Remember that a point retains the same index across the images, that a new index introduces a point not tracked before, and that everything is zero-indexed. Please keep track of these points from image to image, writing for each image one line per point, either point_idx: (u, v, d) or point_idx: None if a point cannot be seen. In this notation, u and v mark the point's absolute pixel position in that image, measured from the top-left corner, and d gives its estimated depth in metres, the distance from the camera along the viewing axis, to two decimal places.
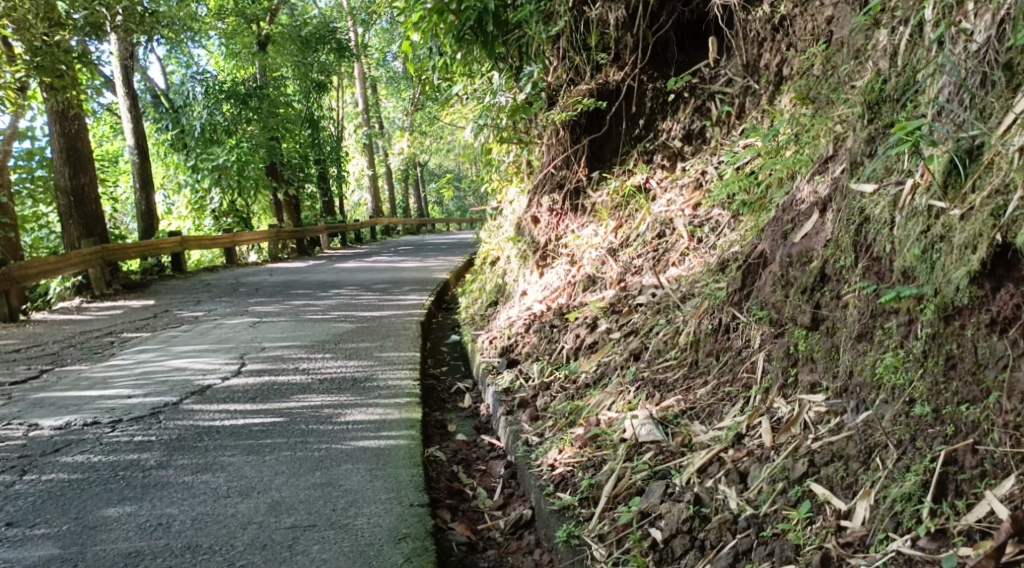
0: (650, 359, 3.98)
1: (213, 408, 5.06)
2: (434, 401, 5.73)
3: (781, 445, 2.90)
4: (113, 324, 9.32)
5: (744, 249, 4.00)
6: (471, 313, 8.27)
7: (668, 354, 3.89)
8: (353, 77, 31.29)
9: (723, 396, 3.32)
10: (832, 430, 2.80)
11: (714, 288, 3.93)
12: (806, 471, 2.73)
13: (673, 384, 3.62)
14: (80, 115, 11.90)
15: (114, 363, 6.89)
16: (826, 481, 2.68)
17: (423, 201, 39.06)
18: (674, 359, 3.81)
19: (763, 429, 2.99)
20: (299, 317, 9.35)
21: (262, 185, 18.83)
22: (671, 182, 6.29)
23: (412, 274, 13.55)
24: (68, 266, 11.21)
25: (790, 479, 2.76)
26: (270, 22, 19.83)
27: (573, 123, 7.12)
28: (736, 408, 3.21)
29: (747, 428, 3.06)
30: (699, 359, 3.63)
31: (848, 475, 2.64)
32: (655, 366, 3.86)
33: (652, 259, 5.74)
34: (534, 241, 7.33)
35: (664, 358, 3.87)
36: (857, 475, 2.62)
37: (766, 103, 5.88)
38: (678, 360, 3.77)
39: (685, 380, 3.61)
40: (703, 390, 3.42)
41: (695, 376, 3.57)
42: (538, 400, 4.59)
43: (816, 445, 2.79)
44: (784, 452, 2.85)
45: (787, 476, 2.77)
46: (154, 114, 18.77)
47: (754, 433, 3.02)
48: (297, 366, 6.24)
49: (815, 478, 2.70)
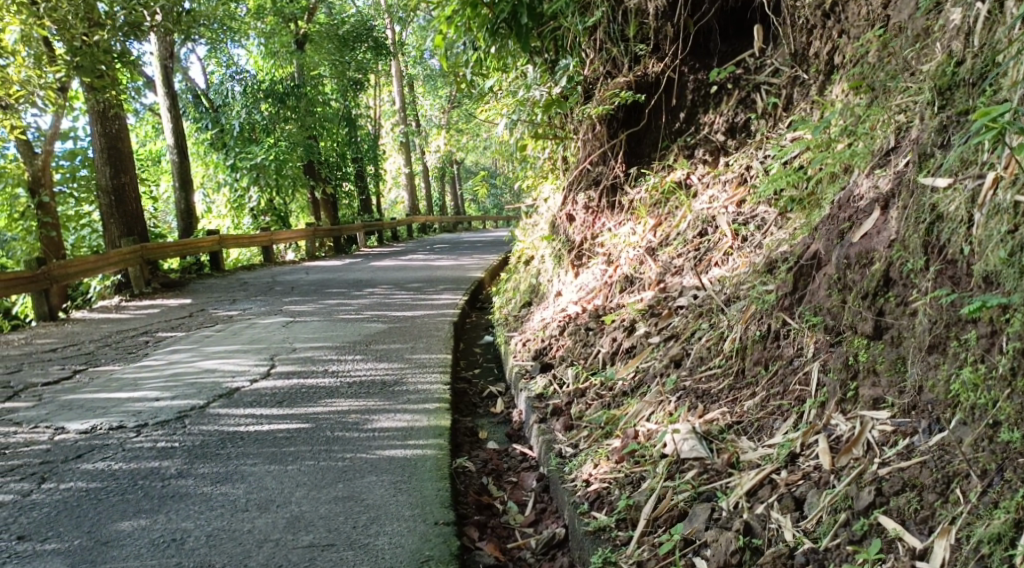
0: (692, 367, 3.74)
1: (240, 412, 4.91)
2: (465, 406, 5.53)
3: (841, 469, 2.64)
4: (148, 323, 9.26)
5: (794, 249, 3.73)
6: (504, 314, 8.07)
7: (711, 362, 3.64)
8: (390, 76, 31.31)
9: (773, 410, 3.07)
10: (899, 454, 2.54)
11: (761, 292, 3.66)
12: (873, 501, 2.47)
13: (718, 395, 3.37)
14: (120, 114, 11.89)
15: (146, 364, 6.79)
16: (896, 513, 2.42)
17: (460, 198, 39.02)
18: (717, 368, 3.55)
19: (820, 449, 2.74)
20: (332, 317, 9.22)
21: (299, 184, 18.84)
22: (713, 178, 6.03)
23: (447, 272, 13.42)
24: (108, 265, 11.19)
25: (854, 510, 2.50)
26: (308, 21, 19.84)
27: (610, 117, 6.88)
28: (788, 425, 2.95)
29: (801, 447, 2.81)
30: (746, 368, 3.37)
31: (923, 508, 2.37)
32: (697, 375, 3.61)
33: (693, 259, 5.48)
34: (569, 240, 7.09)
35: (708, 367, 3.62)
36: (934, 509, 2.35)
37: (815, 94, 5.59)
38: (722, 367, 3.52)
39: (731, 391, 3.34)
40: (751, 402, 3.17)
41: (742, 387, 3.31)
42: (572, 408, 4.37)
43: (882, 471, 2.52)
44: (846, 478, 2.59)
45: (850, 506, 2.52)
46: (193, 114, 18.76)
47: (809, 452, 2.77)
48: (326, 369, 6.08)
49: (884, 510, 2.44)
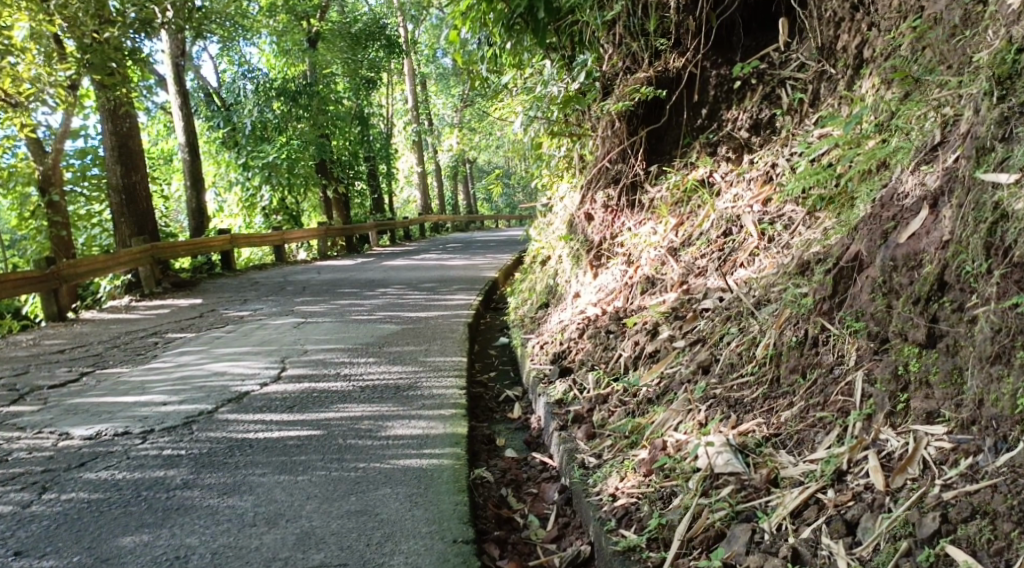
0: (722, 373, 3.55)
1: (250, 417, 4.76)
2: (482, 412, 5.37)
3: (897, 490, 2.47)
4: (158, 324, 9.13)
5: (830, 251, 3.54)
6: (520, 315, 7.89)
7: (742, 369, 3.45)
8: (403, 75, 31.19)
9: (813, 422, 2.89)
10: (963, 475, 2.37)
11: (796, 294, 3.48)
12: (939, 528, 2.29)
13: (751, 404, 3.20)
14: (131, 112, 11.78)
15: (154, 366, 6.66)
16: (965, 543, 2.23)
17: (472, 198, 38.84)
18: (750, 376, 3.37)
19: (871, 467, 2.58)
20: (345, 317, 9.07)
21: (311, 183, 18.72)
22: (737, 176, 5.84)
23: (461, 272, 13.25)
24: (119, 265, 11.08)
25: (916, 538, 2.32)
26: (321, 19, 19.73)
27: (629, 113, 6.70)
28: (832, 438, 2.78)
29: (849, 464, 2.64)
30: (781, 376, 3.18)
31: (997, 539, 2.19)
32: (728, 382, 3.44)
33: (718, 260, 5.30)
34: (587, 240, 6.91)
35: (739, 374, 3.43)
36: (1011, 539, 2.17)
37: (844, 89, 5.40)
38: (755, 375, 3.34)
39: (765, 401, 3.17)
40: (788, 413, 3.00)
41: (778, 397, 3.13)
42: (594, 415, 4.20)
43: (947, 495, 2.35)
44: (904, 502, 2.42)
45: (913, 533, 2.33)
46: (205, 112, 18.76)
47: (858, 471, 2.60)
48: (339, 372, 5.93)
49: (952, 539, 2.26)
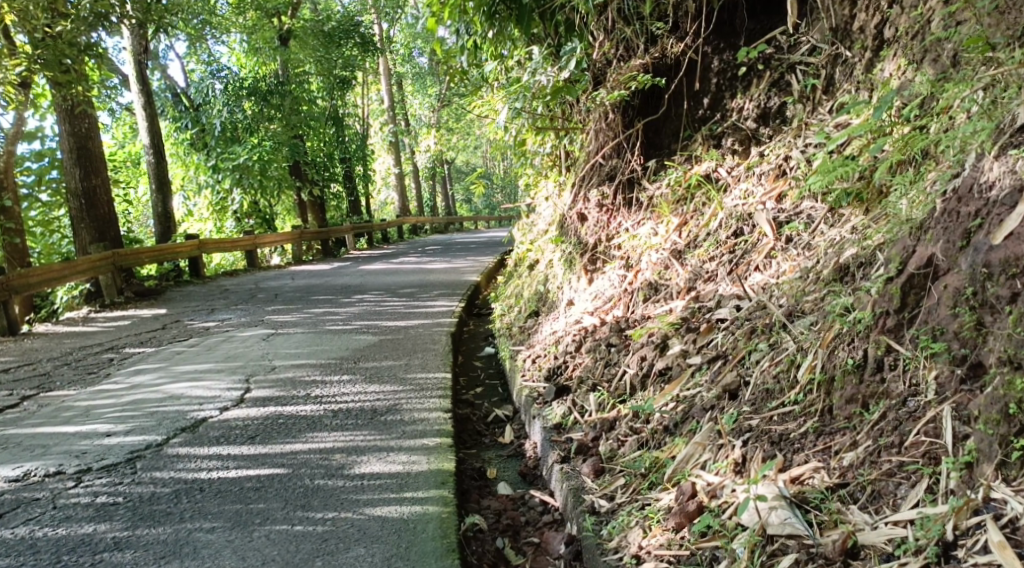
0: (756, 401, 3.07)
1: (204, 451, 4.16)
2: (468, 436, 4.82)
3: None
4: (116, 338, 8.45)
5: (887, 256, 3.03)
6: (507, 323, 7.33)
7: (784, 397, 2.99)
8: (378, 75, 30.39)
9: (890, 471, 2.51)
10: None
11: (844, 307, 3.00)
12: None
13: (802, 442, 2.78)
14: (90, 112, 11.08)
15: (103, 388, 6.01)
16: None
17: (451, 198, 38.10)
18: (793, 406, 2.92)
19: (993, 542, 2.17)
20: (318, 328, 8.45)
21: (284, 185, 18.02)
22: (746, 170, 5.31)
23: (441, 276, 12.64)
24: (75, 274, 10.34)
25: None
26: (292, 17, 19.01)
27: (624, 103, 6.13)
28: (921, 495, 2.40)
29: (957, 532, 2.25)
30: (835, 408, 2.78)
31: None
32: (766, 411, 2.98)
33: (729, 263, 4.77)
34: (580, 242, 6.32)
35: (780, 403, 2.97)
36: None
37: (862, 73, 4.90)
38: (802, 406, 2.90)
39: (817, 437, 2.76)
40: (853, 456, 2.61)
41: (834, 434, 2.73)
42: (601, 447, 3.65)
43: None
44: None
45: None
46: (173, 113, 17.85)
47: (970, 542, 2.22)
48: (309, 393, 5.33)
49: None
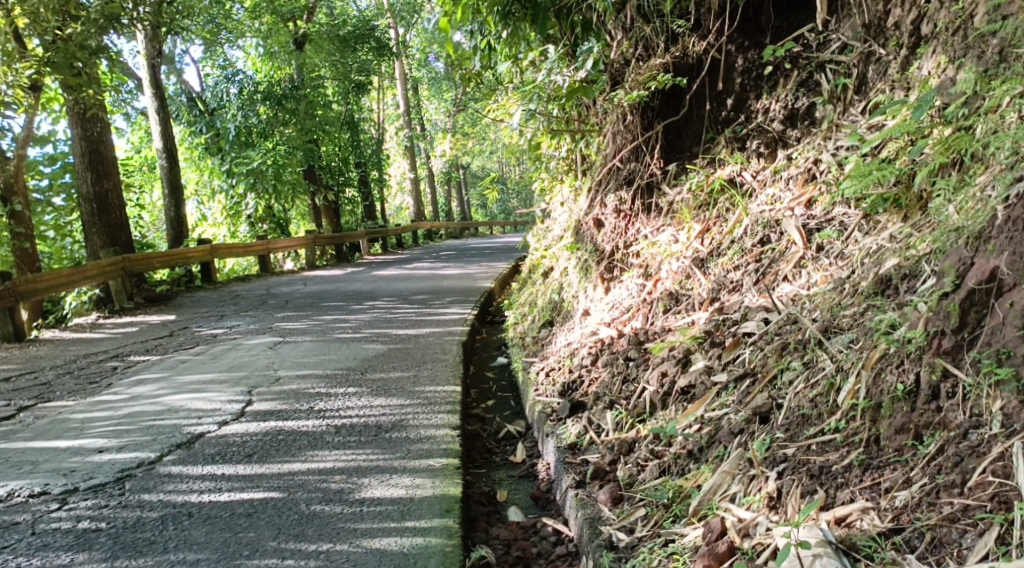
0: (792, 428, 2.85)
1: (197, 470, 3.94)
2: (478, 454, 4.58)
3: None
4: (121, 346, 8.25)
5: (941, 270, 2.76)
6: (520, 333, 7.08)
7: (822, 424, 2.77)
8: (394, 79, 30.19)
9: (950, 515, 2.28)
10: None
11: (892, 327, 2.79)
12: None
13: (846, 476, 2.56)
14: (102, 116, 10.92)
15: (102, 399, 5.79)
16: None
17: (466, 203, 37.90)
18: (835, 435, 2.70)
19: None
20: (327, 336, 8.22)
21: (299, 190, 17.85)
22: (772, 175, 5.05)
23: (454, 282, 12.41)
24: (85, 279, 10.16)
25: None
26: (307, 21, 18.87)
27: (643, 104, 5.85)
28: (988, 545, 2.16)
29: None
30: (884, 440, 2.57)
31: None
32: (803, 440, 2.76)
33: (754, 273, 4.51)
34: (597, 249, 6.03)
35: (819, 431, 2.75)
36: None
37: (897, 72, 4.62)
38: (845, 437, 2.67)
39: (862, 472, 2.54)
40: (907, 496, 2.38)
41: (883, 469, 2.50)
42: (619, 472, 3.39)
43: None
44: None
45: None
46: (187, 117, 17.69)
47: None
48: (312, 406, 5.10)
49: None
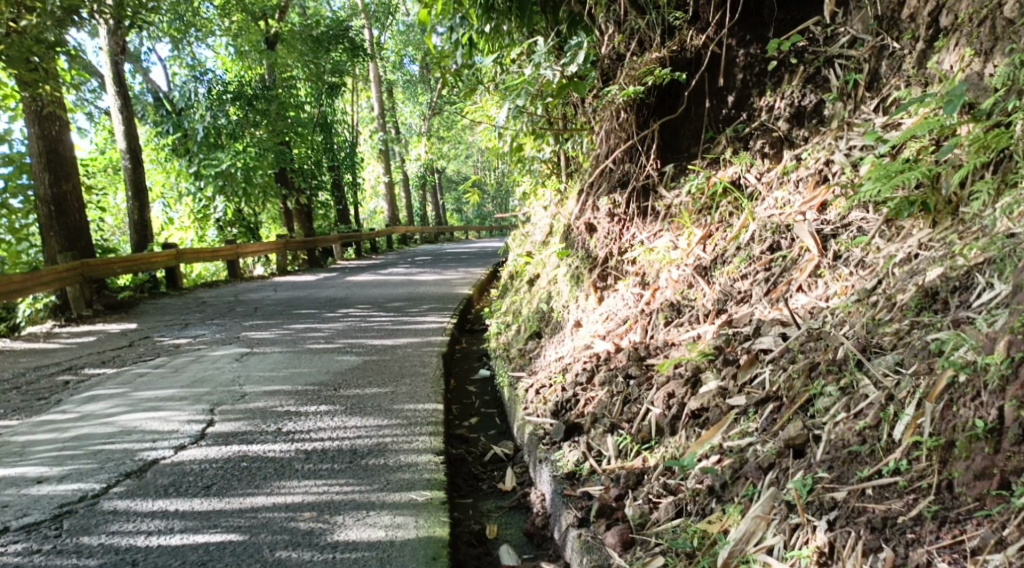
0: (838, 467, 2.60)
1: (147, 505, 3.53)
2: (463, 481, 4.17)
3: None
4: (77, 358, 7.73)
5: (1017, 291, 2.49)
6: (504, 343, 6.68)
7: (878, 464, 2.52)
8: (368, 81, 29.60)
9: None
10: None
11: (960, 356, 2.51)
12: None
13: (917, 531, 2.31)
14: (61, 114, 10.38)
15: (50, 417, 5.31)
16: None
17: (441, 208, 37.37)
18: (897, 480, 2.44)
19: None
20: (298, 346, 7.77)
21: (270, 192, 17.30)
22: (779, 177, 4.69)
23: (431, 288, 11.94)
24: (39, 286, 9.60)
25: None
26: (280, 20, 18.30)
27: (638, 101, 5.47)
28: None
29: None
30: (962, 489, 2.32)
31: None
32: (856, 484, 2.51)
33: (765, 282, 4.15)
34: (589, 256, 5.63)
35: (875, 473, 2.50)
36: None
37: (913, 67, 4.30)
38: (909, 480, 2.42)
39: (937, 527, 2.29)
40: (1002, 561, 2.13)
41: (965, 525, 2.26)
42: (629, 510, 3.07)
43: None
44: None
45: None
46: (153, 117, 17.09)
47: None
48: (281, 427, 4.65)
49: None
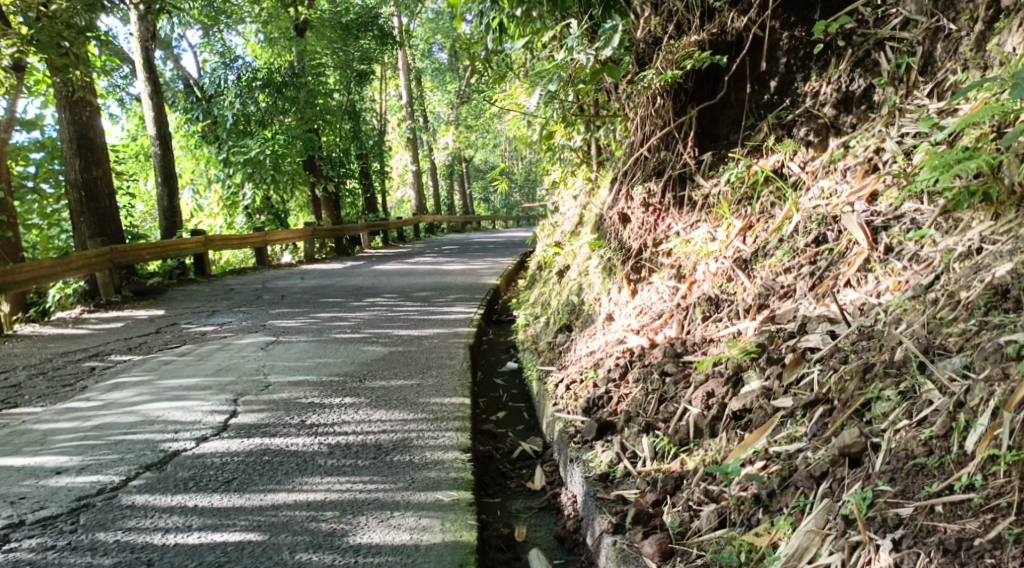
0: (902, 480, 2.46)
1: (165, 500, 3.41)
2: (490, 480, 4.01)
3: None
4: (103, 344, 7.66)
5: None
6: (533, 335, 6.52)
7: (948, 479, 2.38)
8: (397, 69, 29.47)
9: None
10: None
11: None
12: None
13: (996, 555, 2.17)
14: (92, 100, 10.33)
15: (72, 405, 5.21)
16: None
17: (468, 197, 37.21)
18: (972, 498, 2.30)
19: None
20: (324, 335, 7.65)
21: (298, 180, 17.23)
22: (825, 166, 4.46)
23: (458, 278, 11.78)
24: (69, 271, 9.56)
25: None
26: (310, 7, 18.19)
27: (676, 87, 5.27)
28: None
29: None
30: None
31: None
32: (924, 500, 2.37)
33: (810, 277, 3.94)
34: (623, 247, 5.44)
35: (946, 488, 2.36)
36: None
37: (970, 51, 4.06)
38: (985, 498, 2.28)
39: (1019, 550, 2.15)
40: None
41: None
42: (667, 518, 2.95)
43: None
44: None
45: None
46: (184, 105, 16.95)
47: None
48: (304, 419, 4.52)
49: None
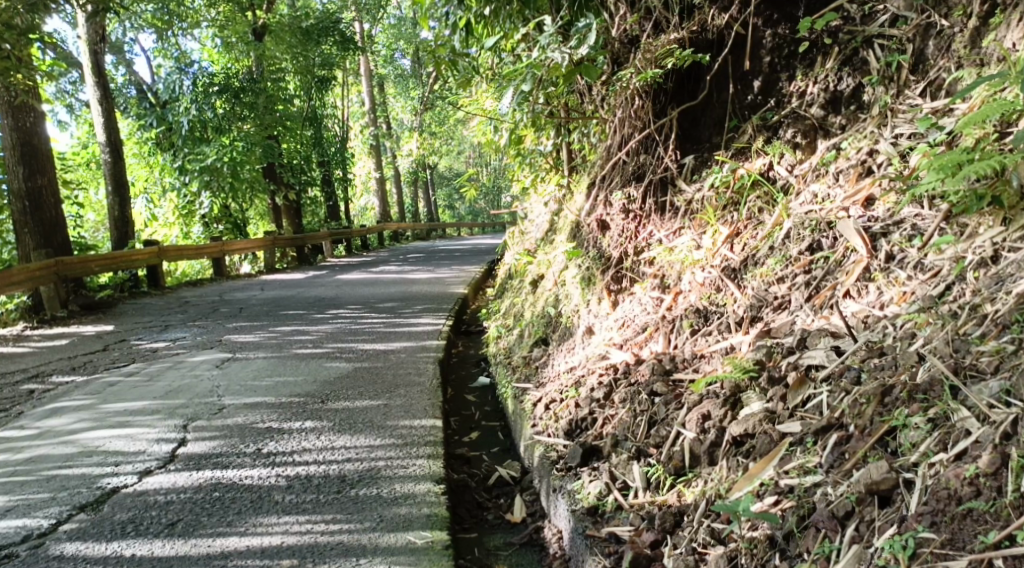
0: (949, 526, 2.27)
1: (99, 549, 3.09)
2: (466, 511, 3.71)
3: None
4: (45, 364, 7.19)
5: None
6: (505, 348, 6.20)
7: (1002, 524, 2.20)
8: (359, 75, 28.93)
9: None
10: None
11: None
12: None
13: None
14: (36, 106, 9.86)
15: (5, 434, 4.80)
16: None
17: (433, 204, 36.73)
18: None
19: None
20: (284, 350, 7.27)
21: (257, 188, 16.70)
22: (815, 168, 4.19)
23: (425, 288, 11.39)
24: (11, 285, 9.04)
25: None
26: (268, 11, 17.68)
27: (656, 86, 5.02)
28: None
29: None
30: None
31: None
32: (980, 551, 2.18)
33: (806, 287, 3.68)
34: (602, 256, 5.15)
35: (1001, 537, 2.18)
36: None
37: (965, 48, 3.84)
38: None
39: None
40: None
41: None
42: (670, 561, 2.77)
43: None
44: None
45: None
46: (136, 111, 16.56)
47: None
48: (260, 448, 4.15)
49: None
